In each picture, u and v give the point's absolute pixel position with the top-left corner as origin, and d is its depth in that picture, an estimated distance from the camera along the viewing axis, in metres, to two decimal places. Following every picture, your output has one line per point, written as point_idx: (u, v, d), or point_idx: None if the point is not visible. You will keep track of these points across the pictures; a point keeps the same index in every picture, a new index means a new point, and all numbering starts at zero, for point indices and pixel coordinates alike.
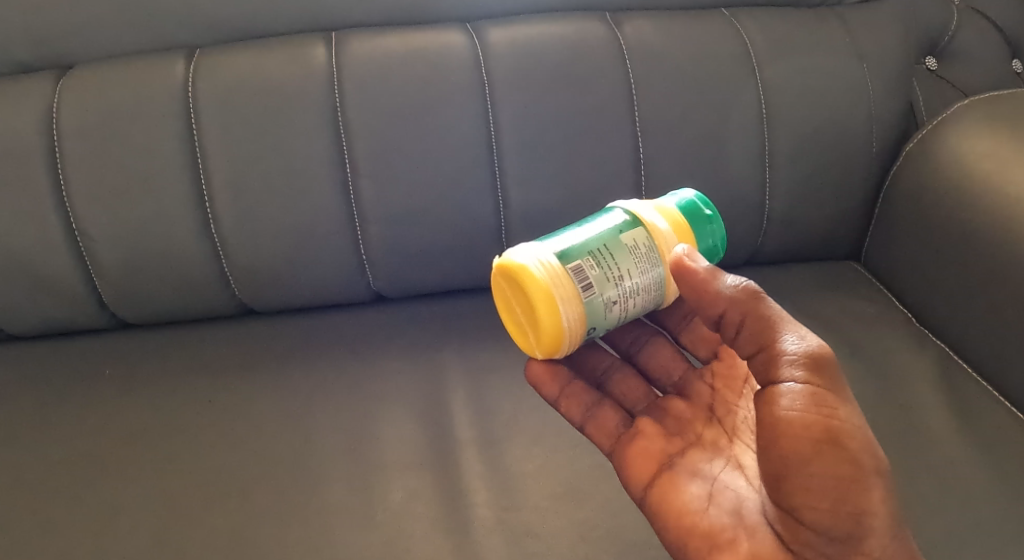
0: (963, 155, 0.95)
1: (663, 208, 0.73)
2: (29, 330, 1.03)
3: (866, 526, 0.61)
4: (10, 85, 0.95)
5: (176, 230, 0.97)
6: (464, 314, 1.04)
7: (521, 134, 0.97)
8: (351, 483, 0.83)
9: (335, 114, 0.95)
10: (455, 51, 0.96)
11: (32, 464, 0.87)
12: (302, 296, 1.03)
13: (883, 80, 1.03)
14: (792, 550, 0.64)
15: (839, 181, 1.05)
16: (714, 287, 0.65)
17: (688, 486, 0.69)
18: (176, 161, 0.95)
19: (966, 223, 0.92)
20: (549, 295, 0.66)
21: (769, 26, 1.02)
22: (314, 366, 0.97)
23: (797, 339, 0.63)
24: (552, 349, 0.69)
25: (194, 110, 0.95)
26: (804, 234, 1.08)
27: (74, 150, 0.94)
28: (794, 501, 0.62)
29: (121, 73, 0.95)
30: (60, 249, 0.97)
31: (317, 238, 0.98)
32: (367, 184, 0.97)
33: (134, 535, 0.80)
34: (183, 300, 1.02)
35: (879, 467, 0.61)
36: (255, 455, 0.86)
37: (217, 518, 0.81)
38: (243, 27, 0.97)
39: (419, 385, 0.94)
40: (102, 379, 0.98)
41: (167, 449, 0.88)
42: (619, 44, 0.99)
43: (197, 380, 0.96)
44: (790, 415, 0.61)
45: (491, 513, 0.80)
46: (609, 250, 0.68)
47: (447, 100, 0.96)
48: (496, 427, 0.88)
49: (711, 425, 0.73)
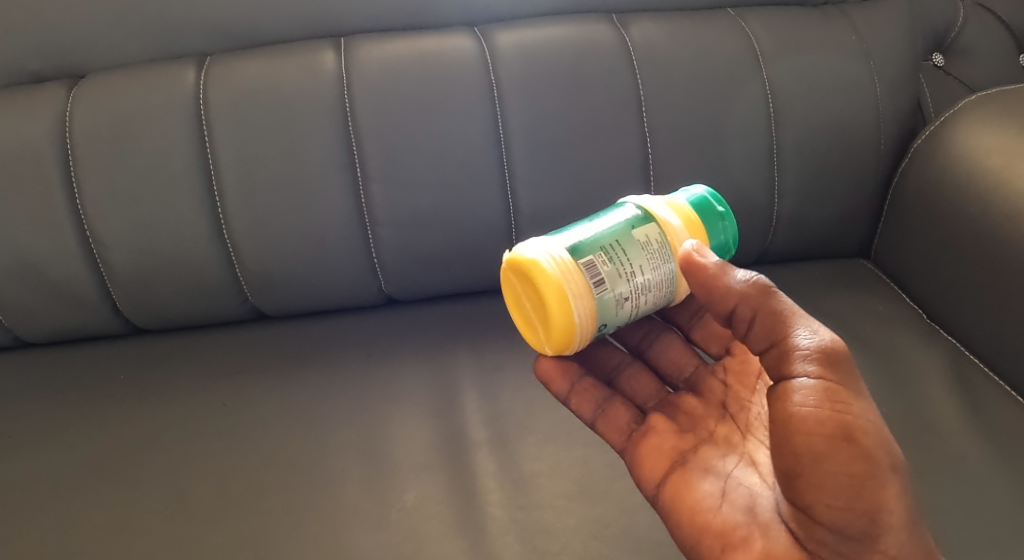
0: (971, 150, 0.94)
1: (674, 203, 0.73)
2: (43, 337, 1.04)
3: (882, 524, 0.60)
4: (23, 95, 0.96)
5: (188, 235, 0.97)
6: (473, 315, 1.04)
7: (530, 136, 0.98)
8: (365, 484, 0.83)
9: (345, 118, 0.96)
10: (463, 53, 0.97)
11: (49, 468, 0.88)
12: (312, 300, 1.03)
13: (890, 77, 1.03)
14: (808, 549, 0.63)
15: (849, 179, 1.04)
16: (725, 282, 0.64)
17: (701, 484, 0.69)
18: (187, 165, 0.96)
19: (976, 218, 0.91)
20: (561, 290, 0.66)
21: (775, 25, 1.03)
22: (326, 368, 0.97)
23: (809, 333, 0.62)
24: (563, 345, 0.69)
25: (204, 115, 0.95)
26: (814, 233, 1.07)
27: (87, 157, 0.95)
28: (809, 499, 0.61)
29: (132, 80, 0.96)
30: (73, 255, 0.98)
31: (327, 241, 0.99)
32: (377, 186, 0.97)
33: (151, 536, 0.80)
34: (195, 304, 1.02)
35: (895, 464, 0.61)
36: (269, 457, 0.87)
37: (233, 521, 0.81)
38: (252, 32, 0.98)
39: (430, 386, 0.94)
40: (116, 384, 0.98)
41: (182, 451, 0.88)
42: (626, 45, 0.99)
43: (211, 384, 0.97)
44: (803, 410, 0.61)
45: (504, 513, 0.80)
46: (621, 246, 0.68)
47: (457, 103, 0.96)
48: (508, 427, 0.88)
49: (724, 421, 0.73)
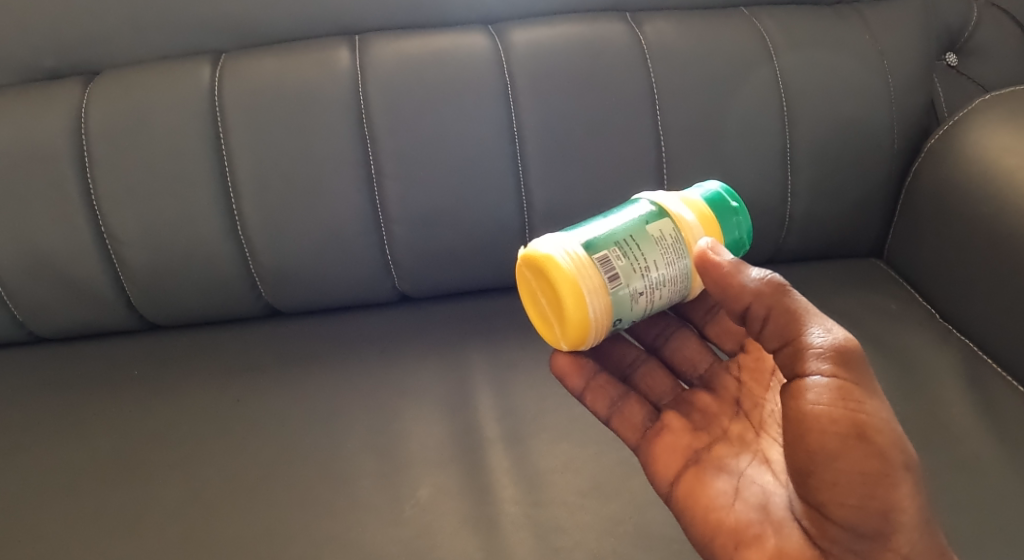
0: (985, 150, 0.94)
1: (689, 199, 0.73)
2: (58, 332, 1.05)
3: (894, 522, 0.60)
4: (39, 92, 0.97)
5: (203, 231, 0.98)
6: (486, 313, 1.05)
7: (544, 133, 0.98)
8: (379, 480, 0.84)
9: (359, 116, 0.96)
10: (477, 51, 0.97)
11: (66, 462, 0.89)
12: (327, 297, 1.04)
13: (904, 76, 1.03)
14: (820, 546, 0.63)
15: (862, 178, 1.04)
16: (739, 280, 0.65)
17: (715, 481, 0.69)
18: (201, 162, 0.96)
19: (990, 218, 0.91)
20: (576, 286, 0.67)
21: (788, 24, 1.03)
22: (339, 365, 0.98)
23: (823, 331, 0.63)
24: (579, 340, 0.69)
25: (220, 112, 0.96)
26: (827, 232, 1.07)
27: (102, 153, 0.96)
28: (822, 496, 0.61)
29: (147, 77, 0.96)
30: (89, 251, 0.99)
31: (342, 238, 0.99)
32: (392, 184, 0.98)
33: (166, 532, 0.81)
34: (210, 300, 1.03)
35: (908, 462, 0.61)
36: (284, 453, 0.87)
37: (249, 516, 0.82)
38: (267, 30, 0.99)
39: (444, 383, 0.94)
40: (131, 379, 0.99)
41: (197, 447, 0.89)
42: (639, 44, 0.99)
43: (225, 380, 0.98)
44: (816, 409, 0.61)
45: (518, 509, 0.80)
46: (635, 241, 0.68)
47: (471, 101, 0.96)
48: (521, 424, 0.89)
49: (738, 418, 0.73)
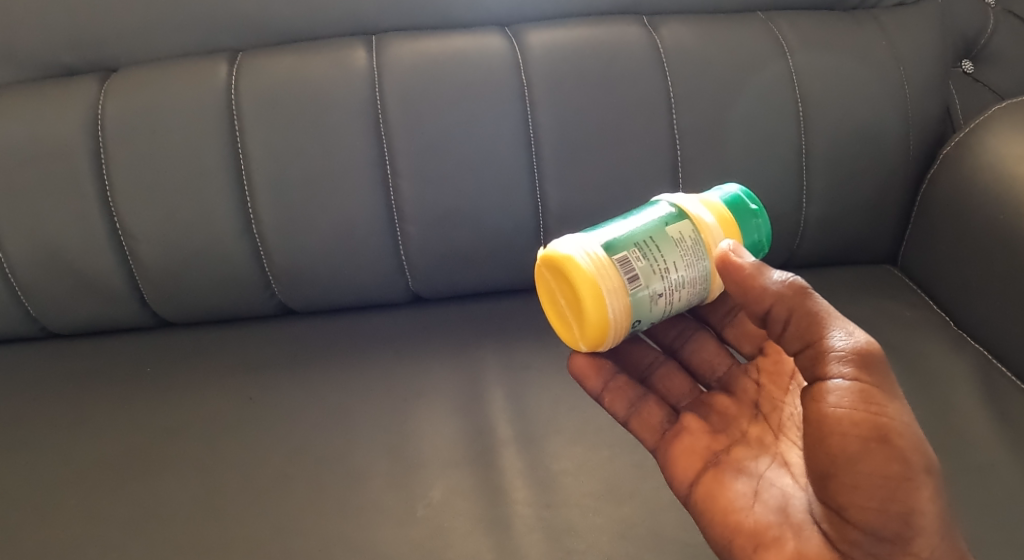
0: (999, 157, 0.94)
1: (708, 201, 0.73)
2: (71, 328, 1.04)
3: (915, 526, 0.60)
4: (56, 88, 0.97)
5: (216, 228, 0.98)
6: (499, 314, 1.05)
7: (560, 136, 0.98)
8: (391, 480, 0.83)
9: (376, 117, 0.96)
10: (494, 53, 0.97)
11: (76, 458, 0.89)
12: (340, 297, 1.04)
13: (918, 82, 1.03)
14: (840, 550, 0.63)
15: (876, 185, 1.04)
16: (761, 282, 0.65)
17: (733, 484, 0.69)
18: (216, 159, 0.96)
19: (1005, 225, 0.91)
20: (596, 286, 0.66)
21: (805, 29, 1.03)
22: (352, 365, 0.98)
23: (844, 335, 0.62)
24: (598, 341, 0.69)
25: (236, 111, 0.96)
26: (841, 237, 1.07)
27: (118, 149, 0.96)
28: (843, 500, 0.61)
29: (164, 75, 0.97)
30: (102, 247, 0.99)
31: (356, 238, 0.99)
32: (407, 184, 0.98)
33: (177, 529, 0.81)
34: (223, 298, 1.03)
35: (929, 466, 0.60)
36: (296, 452, 0.87)
37: (259, 514, 0.81)
38: (284, 29, 0.99)
39: (457, 384, 0.94)
40: (143, 376, 0.99)
41: (208, 446, 0.89)
42: (655, 47, 1.00)
43: (238, 378, 0.97)
44: (837, 411, 0.61)
45: (531, 511, 0.80)
46: (655, 242, 0.68)
47: (487, 103, 0.97)
48: (535, 426, 0.88)
49: (757, 421, 0.73)
